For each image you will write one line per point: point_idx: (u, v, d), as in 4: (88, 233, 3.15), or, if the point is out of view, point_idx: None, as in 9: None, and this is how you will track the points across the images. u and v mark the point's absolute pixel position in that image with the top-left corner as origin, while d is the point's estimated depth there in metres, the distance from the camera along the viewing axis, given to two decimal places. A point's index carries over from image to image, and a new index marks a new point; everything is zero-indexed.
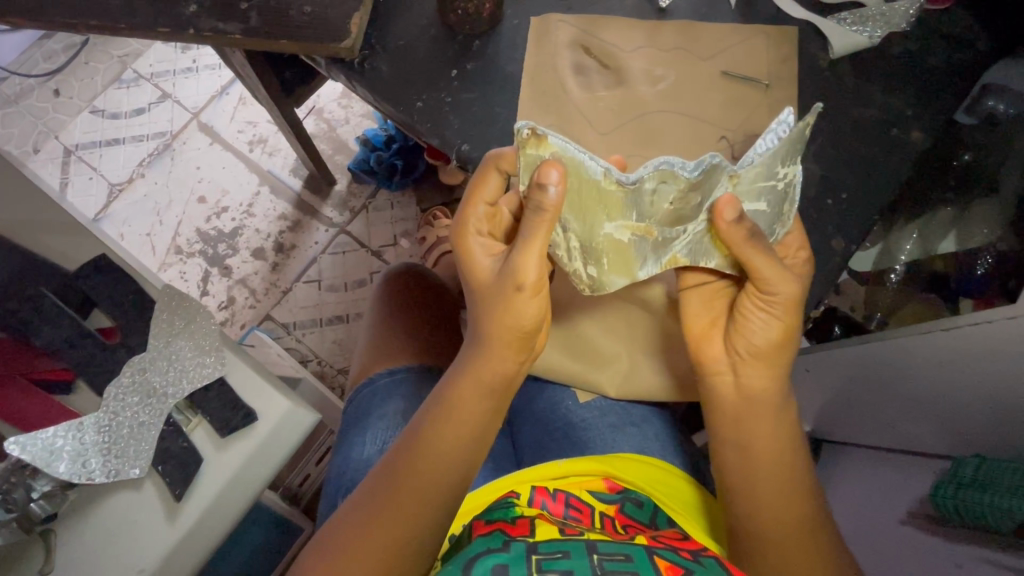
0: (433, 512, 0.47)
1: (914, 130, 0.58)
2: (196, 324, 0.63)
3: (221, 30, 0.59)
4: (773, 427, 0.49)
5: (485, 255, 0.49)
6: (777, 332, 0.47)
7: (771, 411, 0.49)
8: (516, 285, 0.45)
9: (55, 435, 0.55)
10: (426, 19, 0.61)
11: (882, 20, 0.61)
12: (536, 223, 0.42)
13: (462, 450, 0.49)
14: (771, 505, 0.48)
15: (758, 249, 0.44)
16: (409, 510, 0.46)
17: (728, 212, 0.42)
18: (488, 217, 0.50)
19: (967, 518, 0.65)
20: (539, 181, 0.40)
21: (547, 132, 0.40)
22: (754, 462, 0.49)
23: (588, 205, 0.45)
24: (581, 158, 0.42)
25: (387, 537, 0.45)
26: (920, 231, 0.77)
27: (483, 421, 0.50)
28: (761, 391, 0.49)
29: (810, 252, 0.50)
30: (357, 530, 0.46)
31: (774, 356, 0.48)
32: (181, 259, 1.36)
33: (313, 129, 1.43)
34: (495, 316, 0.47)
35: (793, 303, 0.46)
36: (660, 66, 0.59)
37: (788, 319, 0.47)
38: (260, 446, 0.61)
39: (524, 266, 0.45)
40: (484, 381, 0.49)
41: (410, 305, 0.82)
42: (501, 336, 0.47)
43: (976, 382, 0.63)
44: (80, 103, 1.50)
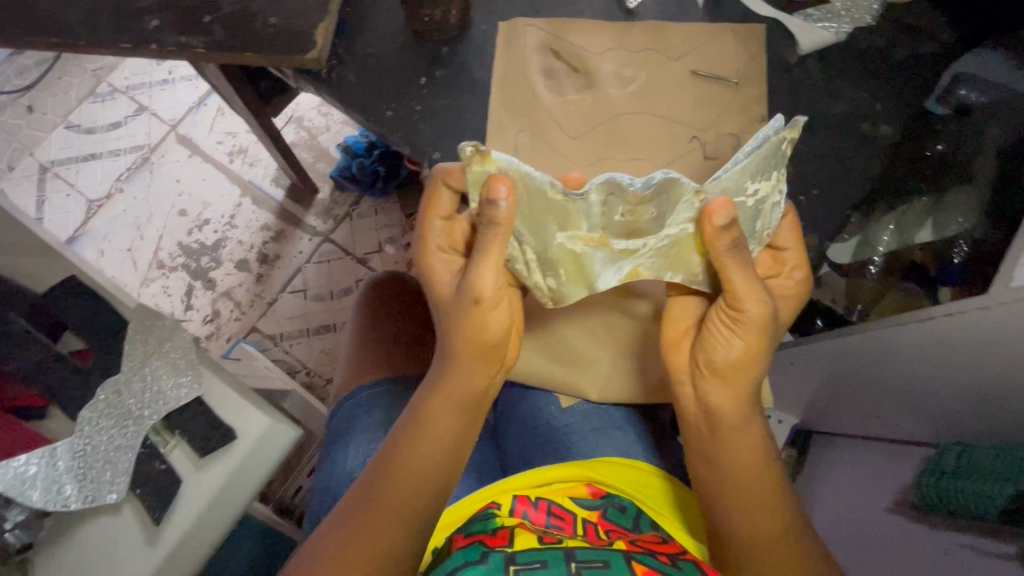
0: (411, 531, 0.47)
1: (884, 124, 0.58)
2: (170, 343, 0.62)
3: (186, 44, 0.58)
4: (747, 441, 0.49)
5: (447, 271, 0.50)
6: (746, 349, 0.46)
7: (741, 425, 0.48)
8: (474, 299, 0.46)
9: (27, 463, 0.55)
10: (394, 27, 0.61)
11: (848, 15, 0.61)
12: (491, 235, 0.43)
13: (439, 465, 0.49)
14: (749, 517, 0.48)
15: (733, 262, 0.44)
16: (392, 527, 0.47)
17: (721, 215, 0.42)
18: (446, 231, 0.50)
19: (951, 506, 0.65)
20: (489, 198, 0.41)
21: (492, 153, 0.41)
22: (728, 475, 0.49)
23: (541, 219, 0.45)
24: (528, 173, 0.42)
25: (370, 554, 0.45)
26: (897, 221, 0.72)
27: (457, 436, 0.50)
28: (731, 408, 0.48)
29: (806, 271, 0.50)
30: (338, 548, 0.46)
31: (736, 376, 0.47)
32: (163, 273, 1.34)
33: (293, 138, 1.42)
34: (459, 330, 0.47)
35: (763, 323, 0.46)
36: (630, 67, 0.59)
37: (754, 339, 0.46)
38: (241, 465, 0.60)
39: (481, 281, 0.45)
40: (454, 395, 0.49)
41: (391, 315, 0.81)
42: (467, 351, 0.48)
43: (952, 374, 0.64)
44: (54, 118, 1.48)
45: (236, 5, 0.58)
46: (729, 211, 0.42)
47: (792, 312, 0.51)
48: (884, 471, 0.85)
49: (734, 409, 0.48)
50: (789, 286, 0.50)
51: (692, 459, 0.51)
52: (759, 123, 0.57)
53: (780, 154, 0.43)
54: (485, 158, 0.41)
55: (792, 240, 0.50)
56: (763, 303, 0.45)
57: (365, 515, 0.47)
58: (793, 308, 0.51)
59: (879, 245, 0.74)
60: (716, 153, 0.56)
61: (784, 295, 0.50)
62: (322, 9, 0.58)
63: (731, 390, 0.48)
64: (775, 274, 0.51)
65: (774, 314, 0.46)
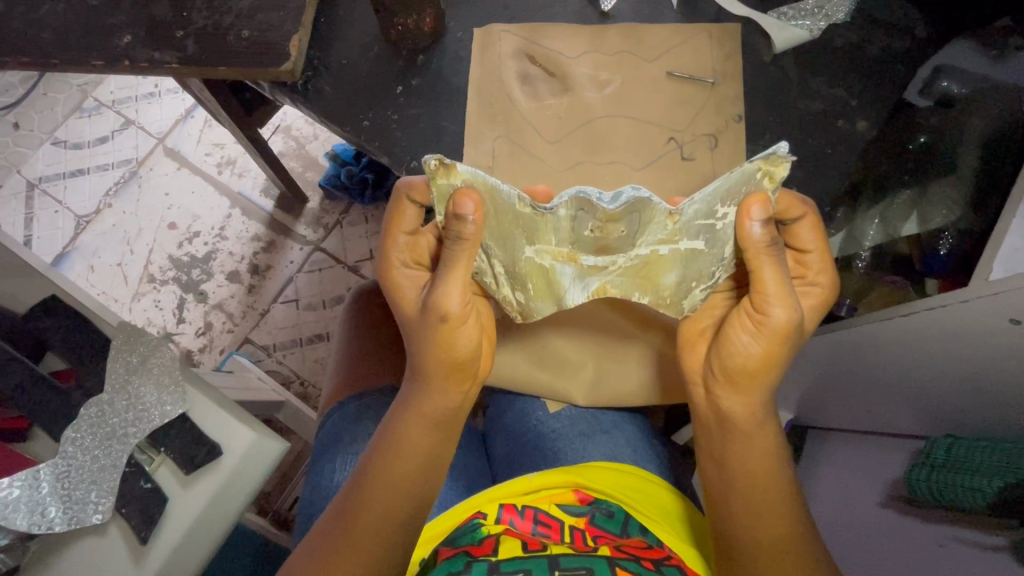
0: (390, 545, 0.47)
1: (860, 120, 0.58)
2: (153, 361, 0.62)
3: (159, 60, 0.58)
4: (756, 443, 0.49)
5: (412, 288, 0.50)
6: (764, 354, 0.46)
7: (754, 428, 0.49)
8: (441, 315, 0.46)
9: (10, 486, 0.54)
10: (368, 37, 0.61)
11: (821, 13, 0.61)
12: (456, 252, 0.44)
13: (415, 480, 0.50)
14: (754, 516, 0.48)
15: (769, 261, 0.44)
16: (369, 543, 0.46)
17: (759, 210, 0.42)
18: (410, 246, 0.50)
19: (940, 499, 0.66)
20: (455, 212, 0.41)
21: (455, 165, 0.41)
22: (736, 474, 0.49)
23: (513, 234, 0.46)
24: (495, 186, 0.42)
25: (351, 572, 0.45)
26: (881, 215, 0.73)
27: (429, 452, 0.51)
28: (744, 412, 0.48)
29: (831, 277, 0.49)
30: (318, 564, 0.46)
31: (750, 383, 0.47)
32: (154, 288, 1.34)
33: (280, 148, 1.41)
34: (429, 347, 0.48)
35: (786, 329, 0.45)
36: (606, 70, 0.59)
37: (775, 347, 0.46)
38: (227, 481, 0.59)
39: (446, 297, 0.45)
40: (429, 413, 0.50)
41: (378, 323, 0.80)
42: (438, 366, 0.49)
43: (942, 367, 0.64)
44: (40, 135, 1.47)
45: (208, 19, 0.58)
46: (766, 208, 0.42)
47: (815, 319, 0.51)
48: (880, 464, 0.84)
49: (748, 410, 0.48)
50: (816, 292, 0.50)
51: (704, 460, 0.52)
52: (735, 123, 0.57)
53: (755, 184, 0.42)
54: (450, 172, 0.41)
55: (815, 242, 0.49)
56: (788, 306, 0.44)
57: (341, 532, 0.47)
58: (815, 313, 0.51)
59: (867, 239, 0.75)
60: (694, 155, 0.56)
61: (808, 302, 0.50)
62: (295, 21, 0.58)
63: (747, 390, 0.48)
64: (800, 277, 0.51)
65: (800, 323, 0.45)
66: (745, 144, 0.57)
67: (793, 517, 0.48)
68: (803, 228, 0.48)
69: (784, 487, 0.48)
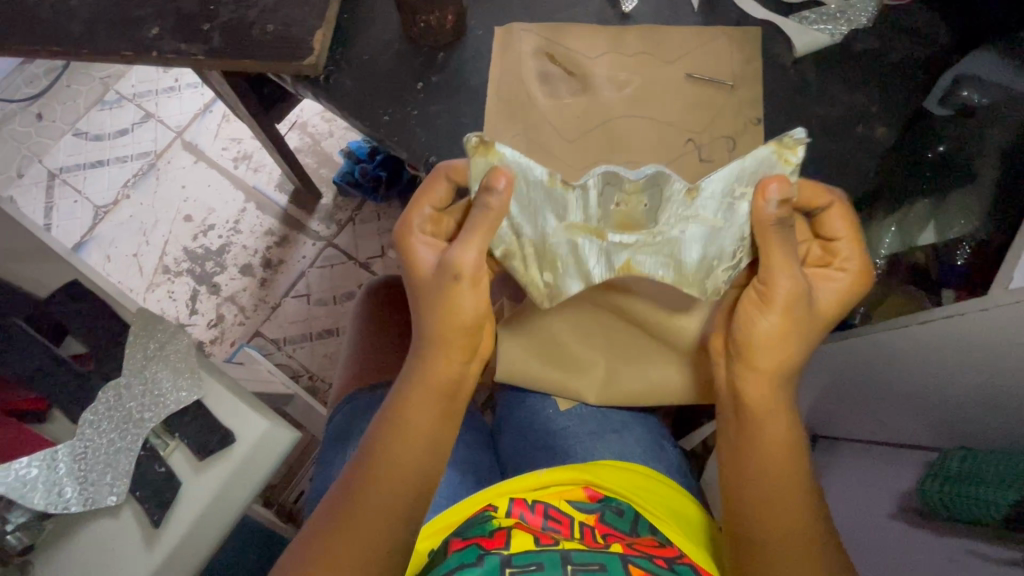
0: (393, 524, 0.47)
1: (881, 126, 0.58)
2: (171, 347, 0.63)
3: (185, 52, 0.59)
4: (771, 426, 0.49)
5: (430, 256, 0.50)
6: (779, 328, 0.47)
7: (770, 411, 0.49)
8: (455, 277, 0.47)
9: (29, 465, 0.56)
10: (390, 33, 0.61)
11: (844, 18, 0.61)
12: (480, 219, 0.45)
13: (421, 459, 0.50)
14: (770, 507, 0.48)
15: (777, 238, 0.45)
16: (372, 518, 0.47)
17: (775, 190, 0.44)
18: (433, 219, 0.51)
19: (955, 512, 0.64)
20: (487, 185, 0.44)
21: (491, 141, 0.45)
22: (752, 455, 0.49)
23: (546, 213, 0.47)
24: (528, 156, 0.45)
25: (353, 547, 0.46)
26: (897, 225, 0.71)
27: (434, 433, 0.51)
28: (757, 393, 0.49)
29: (863, 266, 0.49)
30: (322, 539, 0.46)
31: (764, 358, 0.48)
32: (168, 278, 1.36)
33: (296, 144, 1.43)
34: (437, 312, 0.49)
35: (795, 301, 0.46)
36: (626, 71, 0.59)
37: (787, 321, 0.47)
38: (238, 469, 0.60)
39: (462, 258, 0.47)
40: (437, 387, 0.50)
41: (389, 323, 0.81)
42: (445, 334, 0.49)
43: (957, 377, 0.63)
44: (62, 126, 1.50)
45: (233, 12, 0.59)
46: (783, 186, 0.44)
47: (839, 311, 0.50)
48: (891, 476, 0.83)
49: (761, 391, 0.49)
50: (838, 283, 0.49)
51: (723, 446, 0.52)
52: (754, 126, 0.58)
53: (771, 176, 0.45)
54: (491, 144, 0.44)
55: (844, 230, 0.49)
56: (795, 278, 0.46)
57: (345, 507, 0.48)
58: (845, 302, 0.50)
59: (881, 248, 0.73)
60: (711, 157, 0.57)
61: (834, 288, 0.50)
62: (319, 16, 0.59)
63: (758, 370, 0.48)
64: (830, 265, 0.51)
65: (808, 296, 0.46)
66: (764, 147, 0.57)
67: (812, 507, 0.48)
68: (832, 216, 0.49)
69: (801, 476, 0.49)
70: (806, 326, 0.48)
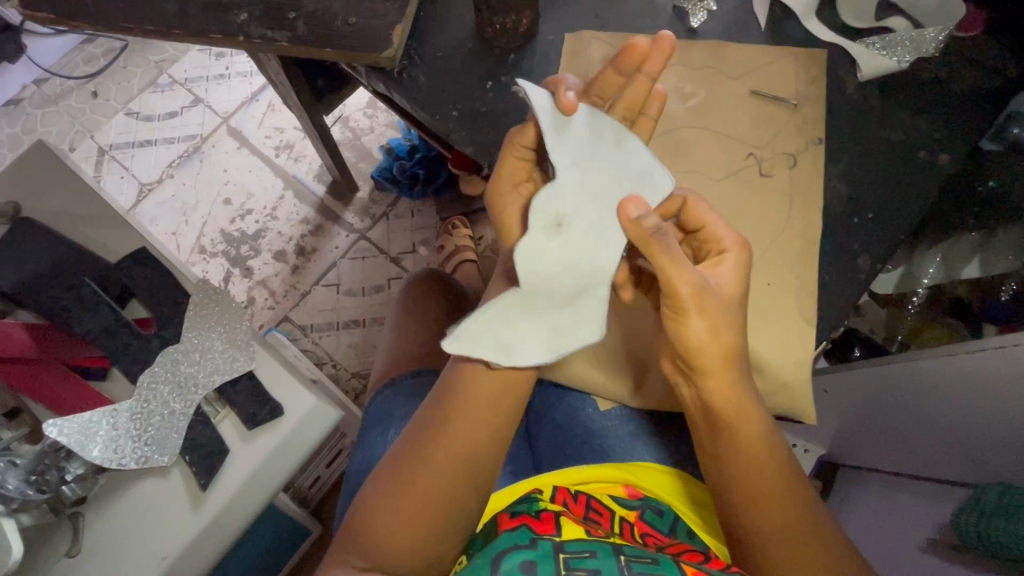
0: (460, 479, 0.53)
1: (942, 153, 0.59)
2: (228, 318, 0.65)
3: (270, 38, 0.62)
4: (735, 386, 0.51)
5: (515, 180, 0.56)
6: (711, 331, 0.48)
7: (732, 414, 0.51)
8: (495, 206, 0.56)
9: (90, 420, 0.58)
10: (464, 32, 0.63)
11: (910, 46, 0.60)
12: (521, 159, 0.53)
13: (481, 427, 0.55)
14: (743, 462, 0.51)
15: (659, 245, 0.47)
16: (442, 467, 0.53)
17: (633, 206, 0.49)
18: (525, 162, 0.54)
19: (990, 547, 0.63)
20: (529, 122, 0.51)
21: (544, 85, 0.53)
22: (742, 466, 0.52)
23: (571, 210, 0.52)
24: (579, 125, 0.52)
25: (422, 488, 0.52)
26: (943, 256, 0.77)
27: (496, 404, 0.55)
28: (717, 396, 0.51)
29: (726, 268, 0.49)
30: (397, 478, 0.53)
31: (711, 356, 0.49)
32: (205, 258, 1.39)
33: (339, 137, 1.46)
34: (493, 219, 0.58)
35: (697, 298, 0.47)
36: (691, 83, 0.61)
37: (711, 317, 0.48)
38: (284, 441, 0.62)
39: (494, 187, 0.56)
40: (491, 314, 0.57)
41: (438, 325, 0.88)
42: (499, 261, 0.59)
43: (996, 409, 0.63)
44: (116, 104, 1.55)
45: (317, 3, 0.62)
46: (639, 203, 0.49)
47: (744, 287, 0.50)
48: (917, 509, 0.82)
49: (722, 381, 0.50)
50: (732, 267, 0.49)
51: (705, 458, 0.55)
52: (816, 145, 0.59)
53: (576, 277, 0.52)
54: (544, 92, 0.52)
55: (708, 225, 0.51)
56: (692, 277, 0.47)
57: (422, 453, 0.54)
58: (738, 286, 0.49)
59: (924, 277, 0.78)
60: (772, 172, 0.58)
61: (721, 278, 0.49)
62: (399, 12, 0.61)
63: (706, 360, 0.49)
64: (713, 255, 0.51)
65: (704, 285, 0.47)
66: (824, 167, 0.59)
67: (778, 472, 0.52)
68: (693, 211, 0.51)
69: (773, 441, 0.52)
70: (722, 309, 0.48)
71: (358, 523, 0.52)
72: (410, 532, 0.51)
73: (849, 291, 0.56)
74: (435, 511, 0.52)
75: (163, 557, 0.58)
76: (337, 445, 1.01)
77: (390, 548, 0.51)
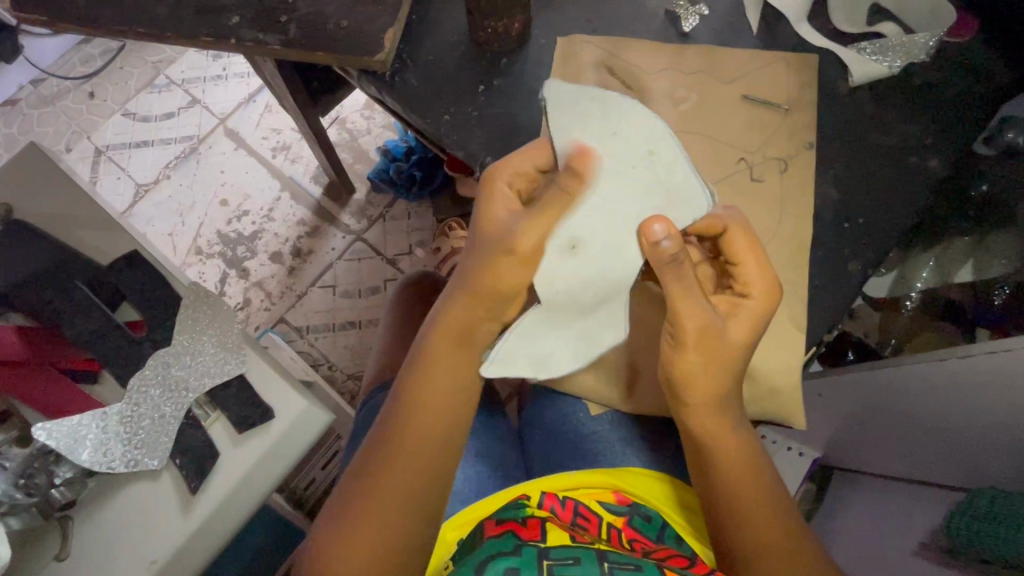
0: (431, 471, 0.52)
1: (933, 158, 0.59)
2: (220, 321, 0.64)
3: (262, 41, 0.62)
4: (721, 415, 0.52)
5: (503, 206, 0.51)
6: (706, 364, 0.49)
7: (725, 436, 0.52)
8: (506, 248, 0.48)
9: (80, 423, 0.58)
10: (456, 36, 0.63)
11: (901, 50, 0.61)
12: (556, 197, 0.49)
13: (446, 414, 0.53)
14: (730, 481, 0.52)
15: (673, 277, 0.48)
16: (411, 459, 0.52)
17: (658, 228, 0.48)
18: (526, 178, 0.52)
19: (980, 551, 0.63)
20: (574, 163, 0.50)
21: (578, 87, 0.52)
22: (728, 485, 0.52)
23: (586, 230, 0.50)
24: (603, 130, 0.51)
25: (391, 476, 0.51)
26: (937, 259, 0.79)
27: (461, 387, 0.54)
28: (705, 424, 0.52)
29: (752, 301, 0.50)
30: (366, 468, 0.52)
31: (706, 385, 0.50)
32: (201, 259, 1.39)
33: (335, 138, 1.46)
34: (478, 263, 0.50)
35: (699, 332, 0.48)
36: (683, 88, 0.61)
37: (709, 348, 0.49)
38: (274, 445, 0.62)
39: (490, 214, 0.51)
40: (452, 330, 0.52)
41: None
42: (480, 295, 0.50)
43: (985, 413, 0.63)
44: (112, 105, 1.55)
45: (310, 7, 0.62)
46: (666, 226, 0.48)
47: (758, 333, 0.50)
48: (911, 513, 0.82)
49: (705, 412, 0.51)
50: (757, 301, 0.50)
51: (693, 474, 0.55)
52: (807, 150, 0.59)
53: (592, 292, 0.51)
54: (575, 90, 0.52)
55: (742, 252, 0.51)
56: (700, 313, 0.48)
57: (388, 443, 0.53)
58: (755, 329, 0.50)
59: (918, 281, 0.81)
60: (763, 177, 0.58)
61: (737, 315, 0.50)
62: (392, 15, 0.61)
63: (695, 390, 0.50)
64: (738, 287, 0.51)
65: (714, 321, 0.49)
66: (815, 172, 0.59)
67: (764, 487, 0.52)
68: (735, 237, 0.51)
69: (759, 462, 0.53)
70: (725, 345, 0.49)
71: (329, 521, 0.52)
72: (377, 522, 0.50)
73: (838, 296, 0.56)
74: (402, 501, 0.51)
75: (153, 561, 0.58)
76: (332, 447, 1.01)
77: (356, 537, 0.50)
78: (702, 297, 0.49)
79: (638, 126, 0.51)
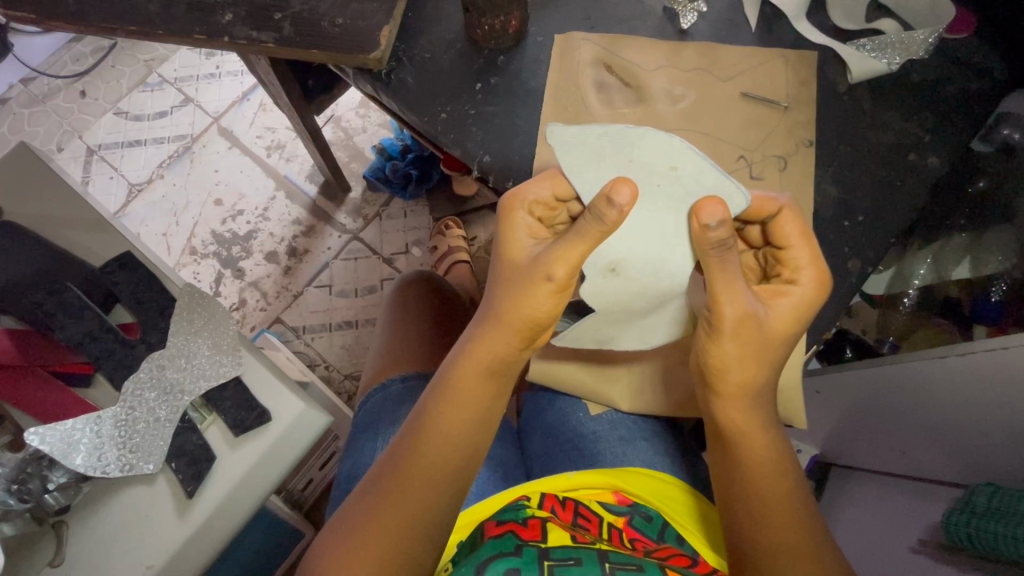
0: (440, 476, 0.51)
1: (932, 156, 0.59)
2: (215, 323, 0.63)
3: (255, 39, 0.61)
4: (751, 409, 0.51)
5: (527, 236, 0.51)
6: (742, 354, 0.48)
7: (752, 429, 0.51)
8: (543, 276, 0.48)
9: (73, 427, 0.57)
10: (453, 34, 0.63)
11: (900, 47, 0.60)
12: (589, 230, 0.45)
13: (469, 424, 0.53)
14: (751, 475, 0.50)
15: (717, 263, 0.46)
16: (427, 463, 0.51)
17: (710, 211, 0.45)
18: (547, 208, 0.52)
19: (979, 547, 0.62)
20: (610, 195, 0.43)
21: (582, 128, 0.49)
22: (752, 481, 0.50)
23: (628, 254, 0.51)
24: (618, 160, 0.48)
25: (405, 479, 0.51)
26: (934, 256, 0.79)
27: (487, 397, 0.54)
28: (736, 418, 0.51)
29: (798, 289, 0.48)
30: (385, 468, 0.52)
31: (743, 381, 0.49)
32: (196, 259, 1.38)
33: (330, 137, 1.45)
34: (507, 293, 0.50)
35: (741, 322, 0.47)
36: (681, 85, 0.60)
37: (748, 337, 0.47)
38: (273, 446, 0.61)
39: (515, 243, 0.51)
40: (480, 358, 0.53)
41: (429, 325, 0.87)
42: (511, 322, 0.50)
43: (987, 410, 0.63)
44: (104, 104, 1.53)
45: (305, 4, 0.61)
46: (721, 210, 0.45)
47: (798, 323, 0.49)
48: (910, 510, 0.82)
49: (736, 405, 0.51)
50: (803, 288, 0.48)
51: (717, 468, 0.53)
52: (805, 148, 0.59)
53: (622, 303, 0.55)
54: (580, 132, 0.49)
55: (794, 236, 0.49)
56: (742, 303, 0.46)
57: (406, 446, 0.52)
58: (798, 320, 0.48)
59: (916, 278, 0.81)
60: (762, 175, 0.58)
61: (784, 302, 0.48)
62: (386, 13, 0.60)
63: (728, 381, 0.49)
64: (788, 276, 0.49)
65: (754, 310, 0.47)
66: (814, 170, 0.59)
67: (789, 483, 0.50)
68: (784, 221, 0.49)
69: (786, 458, 0.51)
70: (764, 337, 0.48)
71: (336, 528, 0.50)
72: (389, 525, 0.49)
73: (838, 294, 0.56)
74: (413, 507, 0.49)
75: (149, 566, 0.58)
76: (330, 448, 1.00)
77: (367, 540, 0.48)
78: (744, 285, 0.47)
79: (654, 147, 0.48)
